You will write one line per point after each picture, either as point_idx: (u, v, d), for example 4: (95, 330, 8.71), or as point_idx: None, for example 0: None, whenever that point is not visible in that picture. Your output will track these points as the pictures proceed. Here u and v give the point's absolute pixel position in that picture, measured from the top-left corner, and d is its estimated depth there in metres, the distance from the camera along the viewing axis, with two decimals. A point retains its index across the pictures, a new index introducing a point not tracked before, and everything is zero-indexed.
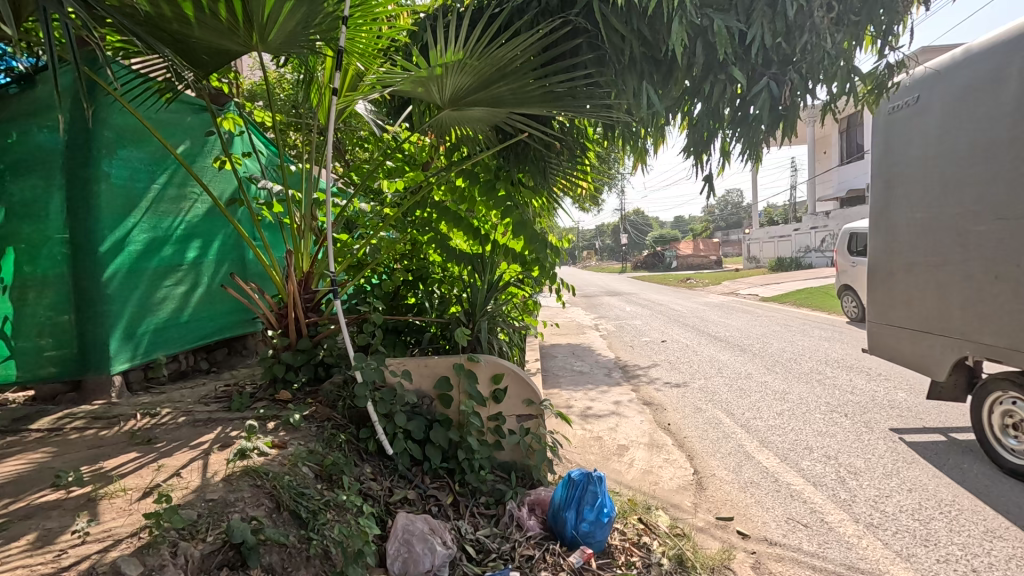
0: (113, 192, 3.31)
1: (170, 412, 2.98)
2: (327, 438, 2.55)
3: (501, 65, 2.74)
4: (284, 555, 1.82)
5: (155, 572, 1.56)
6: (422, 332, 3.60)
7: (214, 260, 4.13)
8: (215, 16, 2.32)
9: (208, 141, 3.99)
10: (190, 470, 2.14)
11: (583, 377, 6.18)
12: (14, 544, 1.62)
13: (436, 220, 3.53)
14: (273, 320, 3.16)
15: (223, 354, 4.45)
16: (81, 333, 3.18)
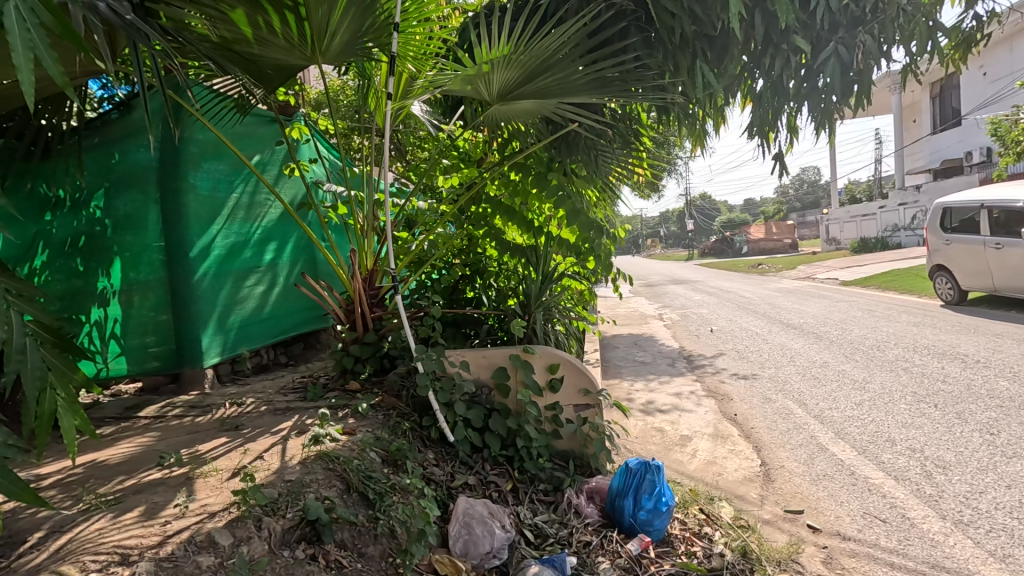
0: (199, 202, 3.65)
1: (254, 402, 3.26)
2: (393, 426, 2.70)
3: (546, 56, 2.74)
4: (354, 533, 1.97)
5: (243, 543, 1.74)
6: (480, 324, 3.71)
7: (288, 260, 4.45)
8: (275, 32, 2.48)
9: (279, 149, 4.29)
10: (272, 453, 2.35)
11: (646, 367, 6.09)
12: (128, 514, 1.85)
13: (490, 215, 3.61)
14: (342, 315, 3.37)
15: (299, 348, 4.79)
16: (177, 331, 3.55)
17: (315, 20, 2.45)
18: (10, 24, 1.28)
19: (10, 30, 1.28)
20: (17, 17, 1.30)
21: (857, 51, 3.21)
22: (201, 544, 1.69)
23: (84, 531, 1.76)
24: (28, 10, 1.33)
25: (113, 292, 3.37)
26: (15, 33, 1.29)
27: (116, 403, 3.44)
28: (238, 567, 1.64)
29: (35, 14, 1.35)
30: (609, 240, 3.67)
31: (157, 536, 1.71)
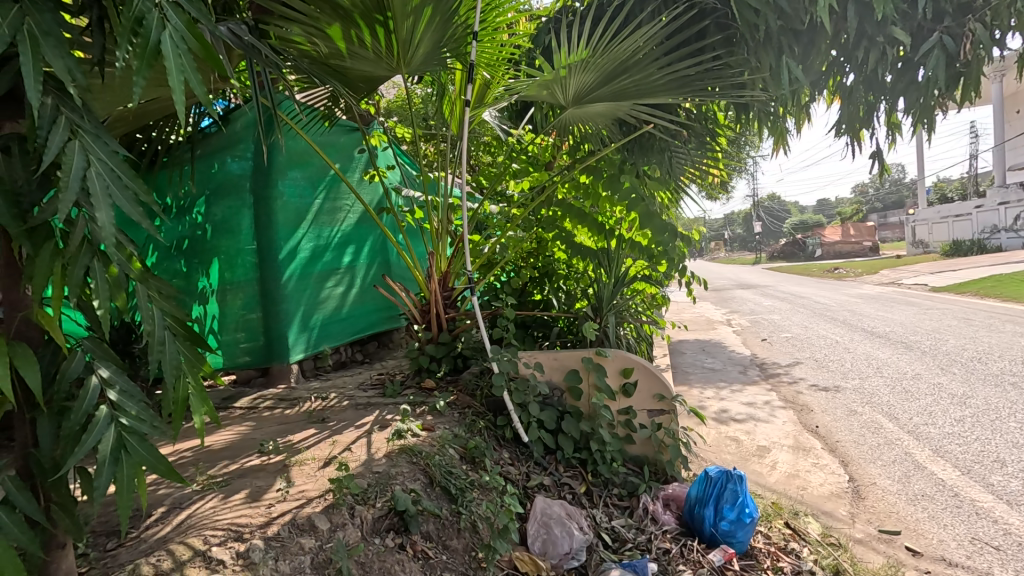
0: (286, 208, 3.90)
1: (337, 396, 3.44)
2: (469, 424, 2.76)
3: (624, 58, 2.71)
4: (439, 526, 2.05)
5: (339, 529, 1.84)
6: (550, 326, 3.73)
7: (364, 262, 4.65)
8: (363, 45, 2.61)
9: (358, 157, 4.50)
10: (358, 446, 2.47)
11: (716, 374, 5.88)
12: (235, 497, 2.00)
13: (562, 217, 3.63)
14: (417, 316, 3.49)
15: (374, 347, 5.00)
16: (267, 328, 3.81)
17: (402, 33, 2.57)
18: (166, 50, 1.21)
19: (167, 56, 1.20)
20: (171, 43, 1.22)
21: (965, 40, 3.28)
22: (303, 527, 1.80)
23: (200, 509, 1.92)
24: (180, 38, 1.25)
25: (211, 291, 3.66)
26: (171, 60, 1.21)
27: (213, 393, 3.74)
28: (337, 551, 1.74)
29: (185, 43, 1.26)
30: (683, 243, 3.61)
31: (264, 517, 1.83)
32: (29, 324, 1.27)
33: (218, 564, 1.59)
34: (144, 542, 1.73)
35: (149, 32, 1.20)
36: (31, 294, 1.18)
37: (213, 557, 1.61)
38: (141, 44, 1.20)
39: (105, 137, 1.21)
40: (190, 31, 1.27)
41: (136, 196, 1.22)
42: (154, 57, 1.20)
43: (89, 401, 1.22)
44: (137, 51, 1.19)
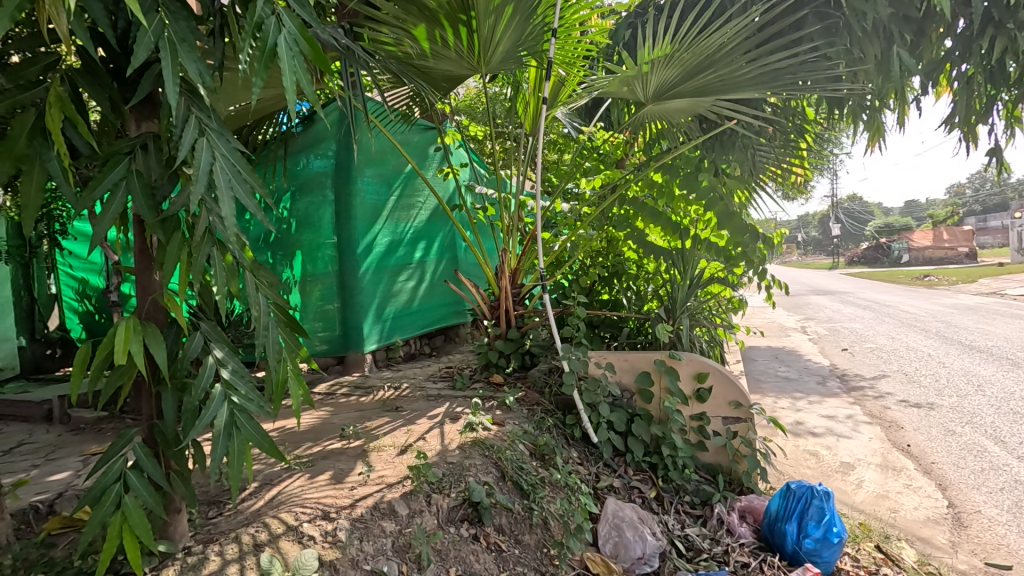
0: (364, 204, 4.05)
1: (408, 387, 3.55)
2: (538, 421, 2.76)
3: (710, 52, 2.61)
4: (511, 520, 2.07)
5: (417, 515, 1.90)
6: (619, 327, 3.67)
7: (435, 258, 4.77)
8: (446, 45, 2.68)
9: (432, 155, 4.62)
10: (432, 436, 2.53)
11: (791, 384, 5.58)
12: (319, 477, 2.11)
13: (634, 216, 3.55)
14: (486, 311, 3.54)
15: (441, 340, 5.11)
16: (344, 318, 3.99)
17: (484, 33, 2.61)
18: (283, 53, 1.27)
19: (282, 58, 1.27)
20: (286, 45, 1.29)
21: None
22: (384, 511, 1.86)
23: (289, 487, 2.03)
24: (293, 41, 1.31)
25: (293, 281, 3.96)
26: (285, 61, 1.28)
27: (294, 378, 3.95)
28: (417, 536, 1.80)
29: (298, 46, 1.33)
30: (763, 245, 3.34)
31: (348, 499, 1.91)
32: (157, 306, 1.39)
33: (309, 539, 1.67)
34: (240, 513, 1.85)
35: (267, 36, 1.27)
36: (161, 279, 1.29)
37: (304, 533, 1.69)
38: (260, 46, 1.27)
39: (226, 135, 1.30)
40: (302, 34, 1.33)
41: (252, 191, 1.30)
42: (270, 59, 1.27)
43: (206, 379, 1.32)
44: (256, 54, 1.26)
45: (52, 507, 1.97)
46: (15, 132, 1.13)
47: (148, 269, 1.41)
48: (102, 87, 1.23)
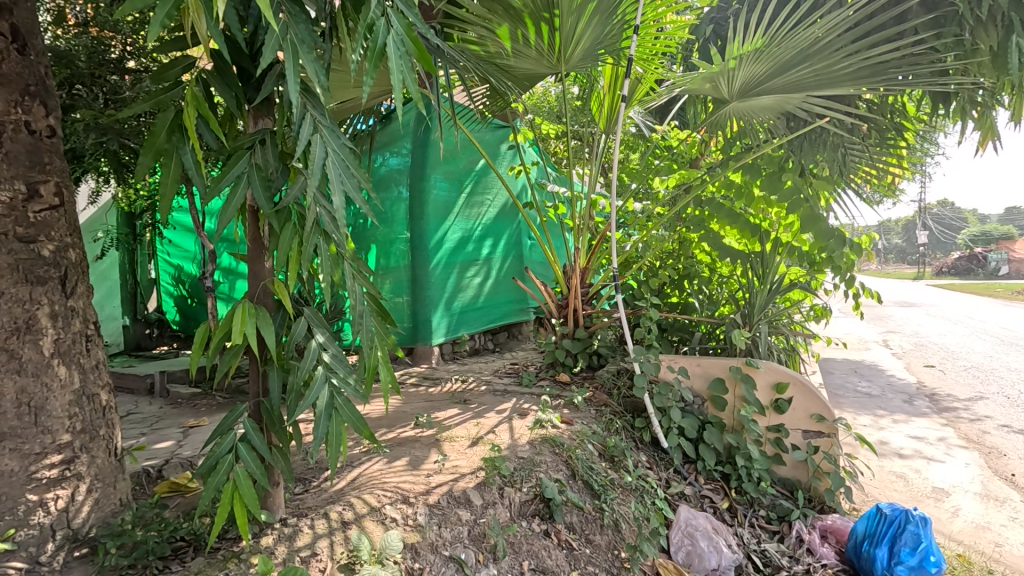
0: (436, 201, 4.15)
1: (475, 380, 3.62)
2: (607, 422, 2.74)
3: (805, 46, 2.48)
4: (582, 519, 2.07)
5: (490, 506, 1.93)
6: (691, 332, 3.55)
7: (501, 255, 4.82)
8: (528, 42, 2.69)
9: (503, 152, 4.65)
10: (501, 430, 2.55)
11: (873, 400, 5.21)
12: (396, 463, 2.18)
13: (709, 218, 3.40)
14: (554, 310, 3.54)
15: (504, 337, 5.14)
16: (414, 312, 4.11)
17: (565, 30, 2.62)
18: (391, 53, 1.33)
19: (390, 57, 1.32)
20: (395, 45, 1.34)
21: None
22: (459, 499, 1.90)
23: (369, 469, 2.12)
24: (400, 41, 1.36)
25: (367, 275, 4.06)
26: (393, 61, 1.33)
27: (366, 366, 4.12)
28: (492, 526, 1.84)
29: (404, 45, 1.37)
30: (852, 252, 3.06)
31: (424, 485, 1.95)
32: (266, 291, 1.49)
33: (392, 521, 1.73)
34: (325, 491, 1.95)
35: (378, 37, 1.33)
36: (274, 267, 1.38)
37: (387, 514, 1.75)
38: (371, 46, 1.33)
39: (337, 131, 1.37)
40: (408, 35, 1.38)
41: (358, 185, 1.36)
42: (380, 58, 1.33)
43: (309, 361, 1.41)
44: (368, 54, 1.33)
45: (161, 472, 2.16)
46: (157, 128, 1.25)
47: (259, 257, 1.51)
48: (229, 87, 1.34)
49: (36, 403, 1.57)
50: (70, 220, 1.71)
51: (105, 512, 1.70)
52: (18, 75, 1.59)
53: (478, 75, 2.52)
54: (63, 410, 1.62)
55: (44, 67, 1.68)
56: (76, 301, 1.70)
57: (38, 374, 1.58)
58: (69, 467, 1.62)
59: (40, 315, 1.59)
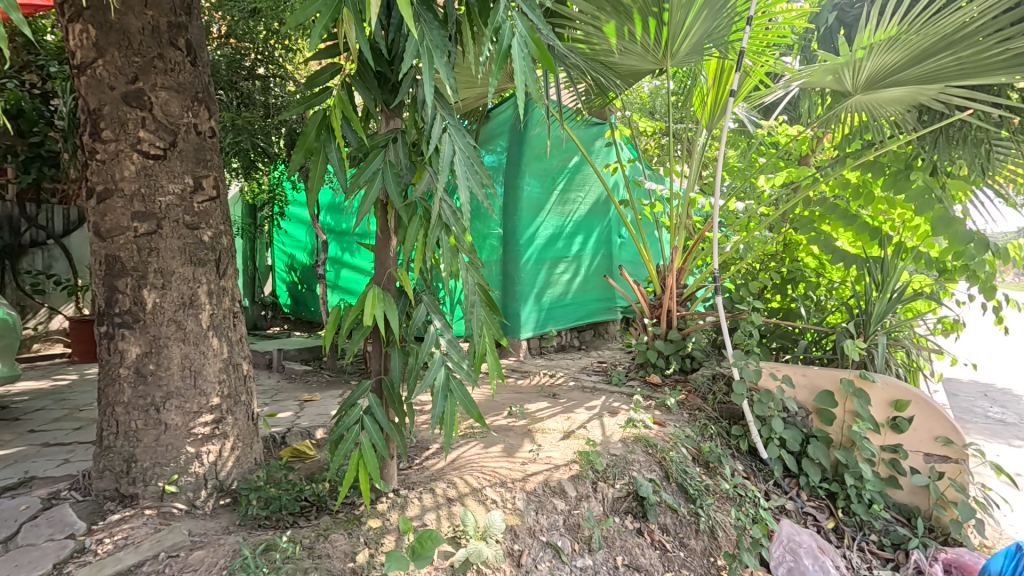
0: (530, 197, 4.21)
1: (563, 376, 3.66)
2: (701, 427, 2.67)
3: (949, 31, 2.25)
4: (676, 521, 2.06)
5: (585, 499, 1.97)
6: (795, 340, 3.35)
7: (591, 252, 4.81)
8: (633, 38, 2.67)
9: (598, 149, 4.62)
10: (593, 425, 2.56)
11: (1007, 428, 4.61)
12: (492, 448, 2.26)
13: (820, 219, 3.19)
14: (647, 309, 3.47)
15: (590, 335, 5.10)
16: (505, 306, 4.20)
17: (674, 24, 2.58)
18: (515, 54, 1.36)
19: (514, 58, 1.35)
20: (519, 46, 1.37)
21: None
22: (555, 489, 1.95)
23: (467, 452, 2.22)
24: (524, 42, 1.39)
25: None
26: (517, 62, 1.35)
27: None
28: (587, 518, 1.88)
29: (527, 47, 1.40)
30: (994, 255, 2.79)
31: (520, 472, 2.02)
32: (391, 278, 1.62)
33: (492, 502, 1.82)
34: (427, 469, 2.07)
35: (503, 40, 1.38)
36: (400, 257, 1.50)
37: (487, 496, 1.84)
38: (497, 49, 1.39)
39: (462, 130, 1.45)
40: (532, 36, 1.40)
41: (480, 182, 1.43)
42: (504, 60, 1.37)
43: (428, 345, 1.51)
44: (493, 57, 1.38)
45: (285, 438, 2.39)
46: (308, 129, 1.41)
47: (385, 247, 1.65)
48: (368, 90, 1.47)
49: (196, 368, 1.81)
50: (223, 210, 1.93)
51: (244, 468, 1.92)
52: (189, 83, 1.82)
53: (595, 78, 2.49)
54: (214, 376, 1.85)
55: (209, 74, 1.90)
56: (227, 282, 1.93)
57: (196, 343, 1.81)
58: (218, 426, 1.85)
59: (199, 292, 1.82)
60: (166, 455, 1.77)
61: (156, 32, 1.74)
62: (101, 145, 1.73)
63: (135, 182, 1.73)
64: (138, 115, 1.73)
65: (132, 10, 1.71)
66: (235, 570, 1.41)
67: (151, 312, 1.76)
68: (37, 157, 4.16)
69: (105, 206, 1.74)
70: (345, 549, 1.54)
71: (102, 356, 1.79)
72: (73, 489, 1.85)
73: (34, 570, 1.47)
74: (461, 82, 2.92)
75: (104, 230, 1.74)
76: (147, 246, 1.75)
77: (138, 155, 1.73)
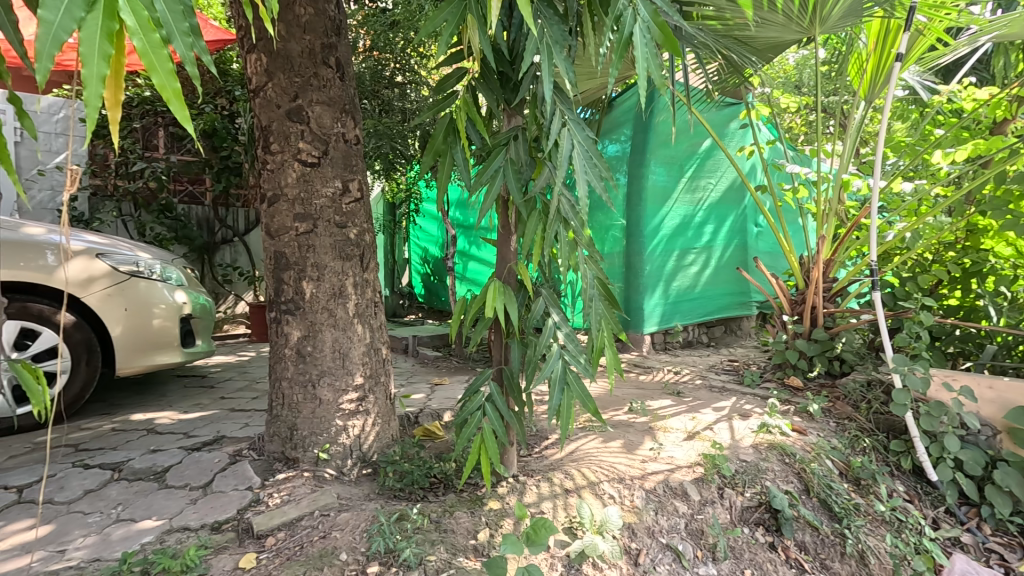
0: (656, 186, 4.04)
1: (690, 373, 3.48)
2: (851, 439, 2.38)
3: None
4: (817, 540, 1.88)
5: (710, 505, 1.87)
6: (979, 344, 2.82)
7: (723, 242, 4.49)
8: (774, 6, 2.44)
9: (732, 131, 4.28)
10: (721, 427, 2.41)
11: None
12: (612, 444, 2.23)
13: (1019, 199, 2.63)
14: (787, 306, 3.16)
15: (721, 332, 4.78)
16: (628, 299, 4.11)
17: None
18: (637, 41, 1.30)
19: (636, 45, 1.30)
20: (641, 32, 1.31)
21: None
22: (676, 490, 1.88)
23: (585, 445, 2.22)
24: (646, 28, 1.33)
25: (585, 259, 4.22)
26: (639, 49, 1.30)
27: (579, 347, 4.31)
28: (712, 525, 1.79)
29: (650, 32, 1.34)
30: None
31: (640, 470, 1.97)
32: (511, 272, 1.68)
33: (609, 497, 1.80)
34: (546, 458, 2.11)
35: (625, 27, 1.33)
36: (521, 252, 1.54)
37: (605, 490, 1.82)
38: (618, 38, 1.34)
39: (582, 124, 1.44)
40: (655, 20, 1.33)
41: (600, 175, 1.41)
42: (626, 48, 1.33)
43: (546, 337, 1.54)
44: (614, 45, 1.34)
45: (417, 418, 2.60)
46: (437, 132, 1.50)
47: (507, 241, 1.70)
48: (491, 91, 1.52)
49: (344, 351, 2.04)
50: (366, 210, 2.14)
51: (383, 443, 2.12)
52: (339, 97, 2.04)
53: (734, 54, 2.26)
54: (359, 358, 2.07)
55: (354, 87, 2.11)
56: (369, 274, 2.14)
57: (344, 328, 2.04)
58: (361, 403, 2.07)
59: (347, 284, 2.05)
60: (321, 426, 2.03)
61: (312, 54, 1.98)
62: (271, 157, 2.01)
63: (296, 188, 1.99)
64: (299, 129, 1.98)
65: (294, 37, 1.95)
66: (374, 535, 1.58)
67: (309, 300, 2.02)
68: (226, 168, 4.92)
69: (274, 209, 2.02)
70: (468, 527, 1.65)
71: (271, 338, 2.09)
72: (251, 449, 2.20)
73: (223, 513, 1.78)
74: (582, 75, 2.95)
75: (273, 230, 2.03)
76: (306, 244, 2.01)
77: (298, 164, 1.99)
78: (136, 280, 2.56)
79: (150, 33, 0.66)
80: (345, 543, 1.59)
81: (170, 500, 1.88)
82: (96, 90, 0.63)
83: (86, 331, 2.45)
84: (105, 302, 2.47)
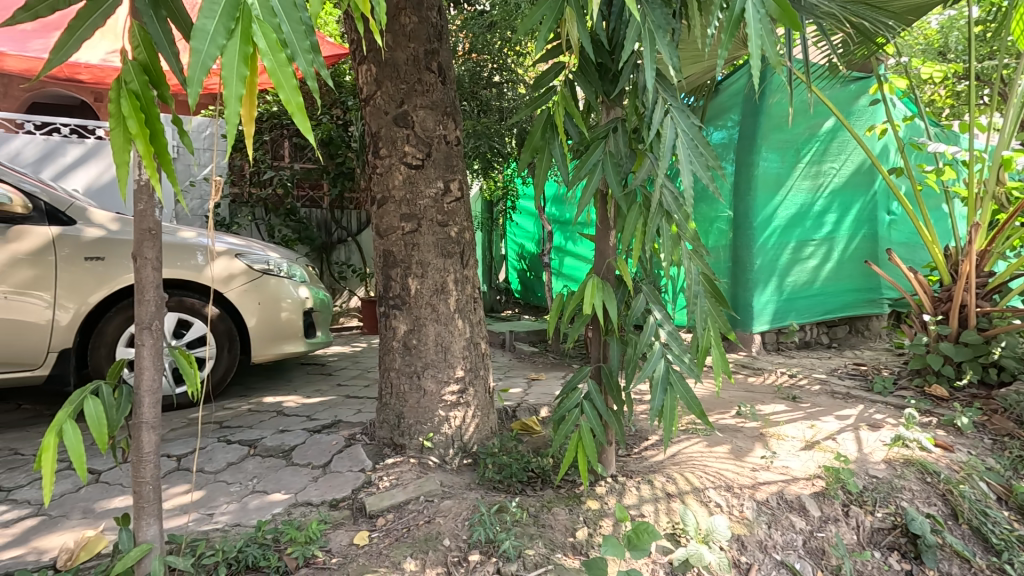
0: (768, 174, 3.75)
1: (808, 376, 3.19)
2: (1012, 461, 2.05)
3: None
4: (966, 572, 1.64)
5: (832, 523, 1.71)
6: None
7: (847, 233, 4.05)
8: None
9: (860, 109, 3.84)
10: (845, 438, 2.17)
11: None
12: (718, 448, 2.10)
13: None
14: (928, 304, 2.79)
15: (844, 332, 4.32)
16: (735, 295, 3.85)
17: None
18: (749, 17, 1.20)
19: (748, 22, 1.20)
20: (754, 8, 1.20)
21: None
22: (792, 504, 1.73)
23: (689, 448, 2.12)
24: (760, 2, 1.22)
25: None
26: (752, 25, 1.20)
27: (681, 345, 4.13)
28: (835, 546, 1.63)
29: (764, 6, 1.23)
30: None
31: (750, 478, 1.84)
32: (610, 268, 1.64)
33: (715, 505, 1.70)
34: (646, 460, 2.05)
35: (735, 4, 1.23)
36: (621, 247, 1.49)
37: (710, 497, 1.72)
38: (728, 16, 1.24)
39: (686, 112, 1.36)
40: None
41: (706, 164, 1.32)
42: (736, 26, 1.22)
43: (647, 335, 1.49)
44: (723, 24, 1.24)
45: (515, 412, 2.64)
46: (535, 128, 1.50)
47: (606, 236, 1.67)
48: (589, 84, 1.51)
49: (446, 344, 2.13)
50: (466, 209, 2.21)
51: (482, 435, 2.19)
52: (440, 100, 2.12)
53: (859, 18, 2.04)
54: (459, 352, 2.15)
55: (455, 89, 2.18)
56: (469, 271, 2.20)
57: (446, 323, 2.13)
58: (462, 395, 2.15)
59: (448, 280, 2.13)
60: (425, 416, 2.13)
61: (417, 60, 2.07)
62: (380, 161, 2.13)
63: (402, 189, 2.10)
64: (405, 133, 2.08)
65: (400, 46, 2.06)
66: (475, 524, 1.62)
67: (414, 296, 2.12)
68: (341, 173, 5.30)
69: (382, 211, 2.14)
70: (566, 523, 1.64)
71: (381, 331, 2.23)
72: (363, 434, 2.37)
73: (340, 492, 1.93)
74: (686, 58, 2.81)
75: (382, 230, 2.16)
76: (411, 242, 2.11)
77: (404, 167, 2.09)
78: (268, 277, 2.86)
79: (278, 52, 0.72)
80: (448, 529, 1.66)
81: (295, 476, 2.08)
82: (234, 108, 0.70)
83: (227, 322, 2.77)
84: (242, 296, 2.78)
